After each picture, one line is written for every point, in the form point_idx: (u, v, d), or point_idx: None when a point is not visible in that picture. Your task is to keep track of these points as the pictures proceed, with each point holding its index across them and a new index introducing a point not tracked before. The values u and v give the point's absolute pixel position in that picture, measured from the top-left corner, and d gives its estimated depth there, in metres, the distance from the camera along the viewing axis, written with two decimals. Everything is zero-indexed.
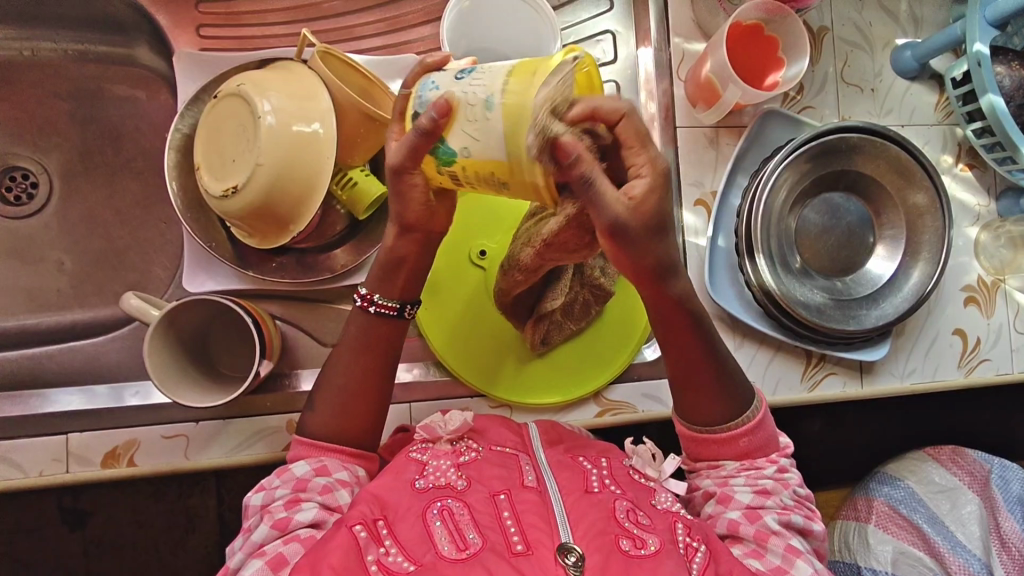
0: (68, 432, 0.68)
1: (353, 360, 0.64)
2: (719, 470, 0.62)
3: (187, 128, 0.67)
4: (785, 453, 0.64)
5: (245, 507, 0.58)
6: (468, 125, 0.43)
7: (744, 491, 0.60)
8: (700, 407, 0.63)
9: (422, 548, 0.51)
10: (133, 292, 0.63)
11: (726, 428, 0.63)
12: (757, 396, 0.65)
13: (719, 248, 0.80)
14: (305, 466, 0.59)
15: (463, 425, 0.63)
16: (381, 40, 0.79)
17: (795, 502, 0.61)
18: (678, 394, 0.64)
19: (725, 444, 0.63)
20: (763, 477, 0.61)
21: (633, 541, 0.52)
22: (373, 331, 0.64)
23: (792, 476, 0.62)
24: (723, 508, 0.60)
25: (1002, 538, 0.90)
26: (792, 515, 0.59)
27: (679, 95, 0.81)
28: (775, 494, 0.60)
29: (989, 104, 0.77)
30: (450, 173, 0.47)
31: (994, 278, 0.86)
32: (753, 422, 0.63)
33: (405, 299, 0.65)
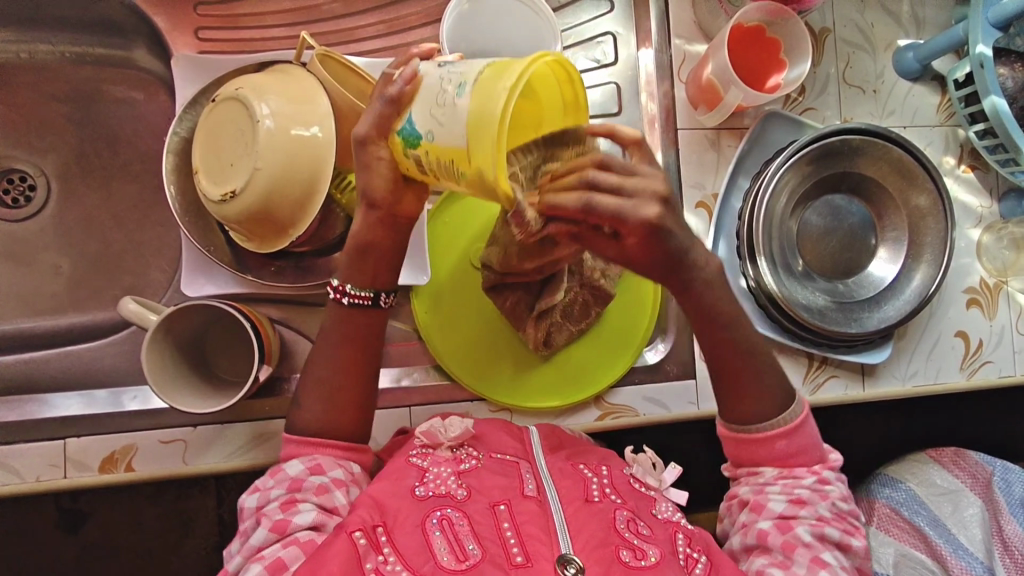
0: (65, 437, 0.68)
1: (333, 352, 0.63)
2: (758, 476, 0.61)
3: (185, 131, 0.66)
4: (826, 462, 0.62)
5: (240, 509, 0.58)
6: (436, 107, 0.44)
7: (778, 499, 0.59)
8: (740, 406, 0.62)
9: (421, 557, 0.51)
10: (131, 297, 0.63)
11: (766, 429, 0.61)
12: (797, 397, 0.63)
13: (720, 249, 0.80)
14: (298, 465, 0.58)
15: (464, 432, 0.62)
16: (381, 42, 0.79)
17: (833, 515, 0.59)
18: (724, 396, 0.63)
19: (765, 445, 0.62)
20: (801, 486, 0.60)
21: (633, 551, 0.52)
22: (350, 324, 0.63)
23: (833, 488, 0.61)
24: (755, 516, 0.59)
25: (1004, 541, 0.90)
26: (826, 527, 0.58)
27: (679, 97, 0.80)
28: (810, 504, 0.59)
29: (991, 105, 0.76)
30: (417, 157, 0.48)
31: (996, 279, 0.85)
32: (789, 426, 0.61)
33: (377, 286, 0.63)
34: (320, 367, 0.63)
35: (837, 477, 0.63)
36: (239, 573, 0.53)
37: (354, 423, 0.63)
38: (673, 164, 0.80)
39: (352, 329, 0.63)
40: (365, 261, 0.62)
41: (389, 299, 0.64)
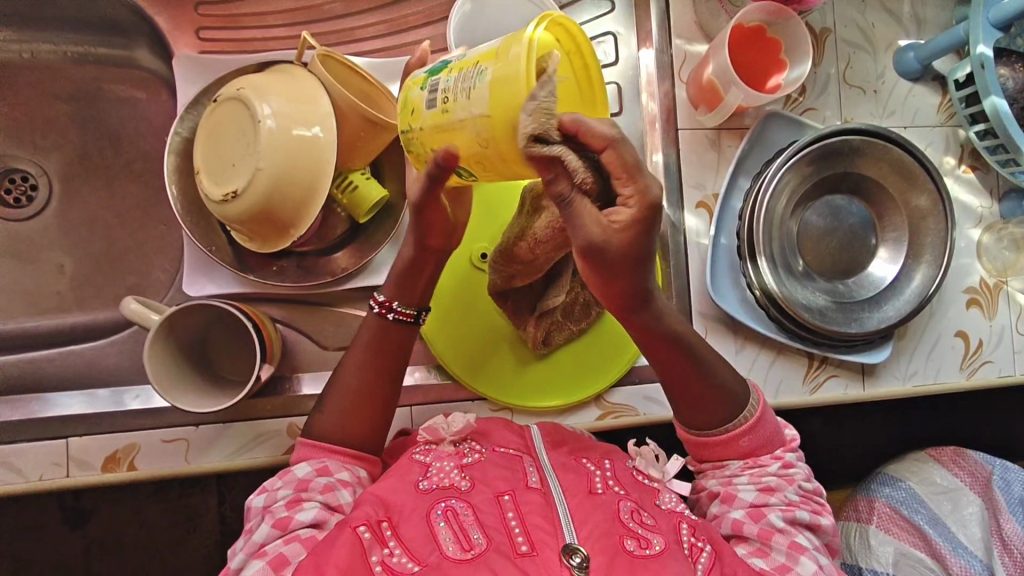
0: (67, 436, 0.68)
1: (358, 355, 0.65)
2: (724, 470, 0.62)
3: (187, 131, 0.67)
4: (790, 448, 0.63)
5: (248, 509, 0.58)
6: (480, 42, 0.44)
7: (747, 489, 0.60)
8: (697, 412, 0.63)
9: (426, 548, 0.51)
10: (133, 296, 0.63)
11: (724, 431, 0.62)
12: (753, 393, 0.64)
13: (721, 250, 0.80)
14: (306, 467, 0.59)
15: (467, 427, 0.63)
16: (382, 42, 0.79)
17: (801, 498, 0.60)
18: (680, 404, 0.63)
19: (724, 446, 0.62)
20: (767, 474, 0.60)
21: (638, 541, 0.52)
22: (379, 334, 0.65)
23: (797, 471, 0.62)
24: (727, 507, 0.60)
25: (1003, 540, 0.89)
26: (797, 510, 0.58)
27: (680, 97, 0.80)
28: (779, 491, 0.60)
29: (991, 106, 0.77)
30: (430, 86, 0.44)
31: (996, 279, 0.86)
32: (749, 423, 0.62)
33: (422, 305, 0.67)
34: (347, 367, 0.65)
35: (800, 459, 0.64)
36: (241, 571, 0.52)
37: (373, 417, 0.64)
38: (674, 164, 0.80)
39: (379, 338, 0.65)
40: (411, 280, 0.66)
41: (428, 317, 0.67)
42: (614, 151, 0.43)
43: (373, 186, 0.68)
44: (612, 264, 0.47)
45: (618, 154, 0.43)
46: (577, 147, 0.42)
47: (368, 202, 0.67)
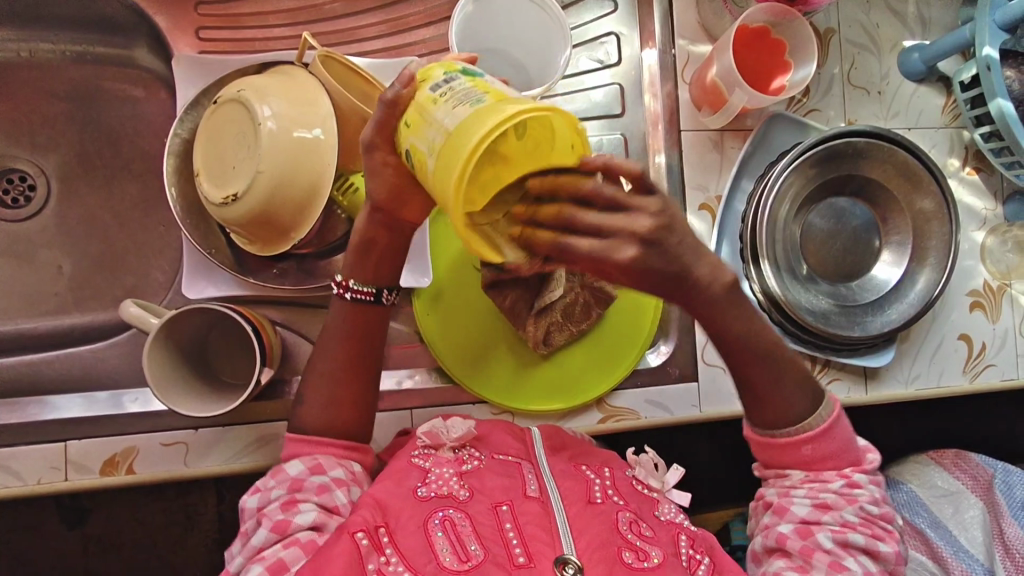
0: (66, 439, 0.68)
1: (334, 345, 0.63)
2: (785, 479, 0.60)
3: (186, 132, 0.66)
4: (861, 469, 0.60)
5: (241, 509, 0.57)
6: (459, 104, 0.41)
7: (801, 503, 0.58)
8: (768, 415, 0.60)
9: (423, 558, 0.51)
10: (132, 300, 0.62)
11: (789, 438, 0.59)
12: (829, 401, 0.60)
13: (723, 253, 0.80)
14: (299, 465, 0.58)
15: (466, 433, 0.63)
16: (383, 42, 0.78)
17: (861, 520, 0.57)
18: (749, 405, 0.60)
19: (789, 453, 0.60)
20: (826, 490, 0.58)
21: (635, 553, 0.52)
22: (352, 318, 0.64)
23: (864, 491, 0.59)
24: (778, 519, 0.59)
25: (1005, 544, 0.88)
26: (850, 533, 0.57)
27: (684, 99, 0.80)
28: (835, 509, 0.58)
29: (997, 108, 0.76)
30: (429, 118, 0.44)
31: (999, 282, 0.85)
32: (815, 430, 0.59)
33: (381, 283, 0.64)
34: (329, 360, 0.63)
35: (873, 482, 0.60)
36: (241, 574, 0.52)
37: (361, 409, 0.63)
38: (676, 165, 0.79)
39: (351, 324, 0.63)
40: (366, 260, 0.63)
41: (392, 296, 0.65)
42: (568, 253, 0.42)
43: None
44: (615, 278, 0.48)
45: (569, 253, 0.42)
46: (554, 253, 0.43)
47: None
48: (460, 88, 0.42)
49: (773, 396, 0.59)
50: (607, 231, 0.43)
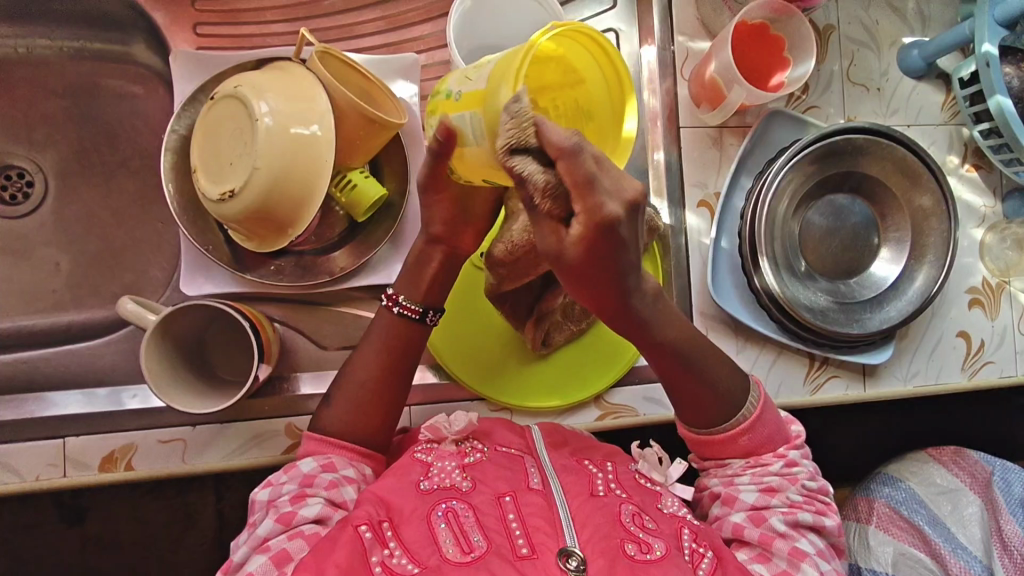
0: (64, 436, 0.68)
1: (370, 355, 0.64)
2: (726, 469, 0.61)
3: (184, 129, 0.66)
4: (794, 445, 0.62)
5: (252, 502, 0.57)
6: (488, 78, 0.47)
7: (749, 491, 0.59)
8: (697, 411, 0.61)
9: (427, 550, 0.51)
10: (129, 296, 0.62)
11: (723, 430, 0.61)
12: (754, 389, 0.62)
13: (722, 250, 0.80)
14: (311, 463, 0.59)
15: (468, 426, 0.63)
16: (382, 38, 0.78)
17: (804, 498, 0.60)
18: (677, 401, 0.61)
19: (725, 445, 0.61)
20: (768, 474, 0.60)
21: (639, 545, 0.52)
22: (392, 333, 0.65)
23: (801, 470, 0.61)
24: (728, 509, 0.60)
25: (1003, 540, 0.89)
26: (799, 512, 0.58)
27: (683, 95, 0.80)
28: (781, 492, 0.59)
29: (996, 105, 0.76)
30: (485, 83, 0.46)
31: (998, 280, 0.85)
32: (748, 420, 0.61)
33: (427, 303, 0.66)
34: (355, 369, 0.64)
35: (806, 457, 0.63)
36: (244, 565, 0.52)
37: (381, 408, 0.64)
38: (675, 162, 0.79)
39: (391, 335, 0.65)
40: (419, 276, 0.66)
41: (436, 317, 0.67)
42: (569, 163, 0.38)
43: (372, 183, 0.68)
44: (571, 272, 0.44)
45: (570, 168, 0.39)
46: (537, 160, 0.39)
47: (367, 199, 0.67)
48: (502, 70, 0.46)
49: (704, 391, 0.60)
50: (609, 172, 0.40)
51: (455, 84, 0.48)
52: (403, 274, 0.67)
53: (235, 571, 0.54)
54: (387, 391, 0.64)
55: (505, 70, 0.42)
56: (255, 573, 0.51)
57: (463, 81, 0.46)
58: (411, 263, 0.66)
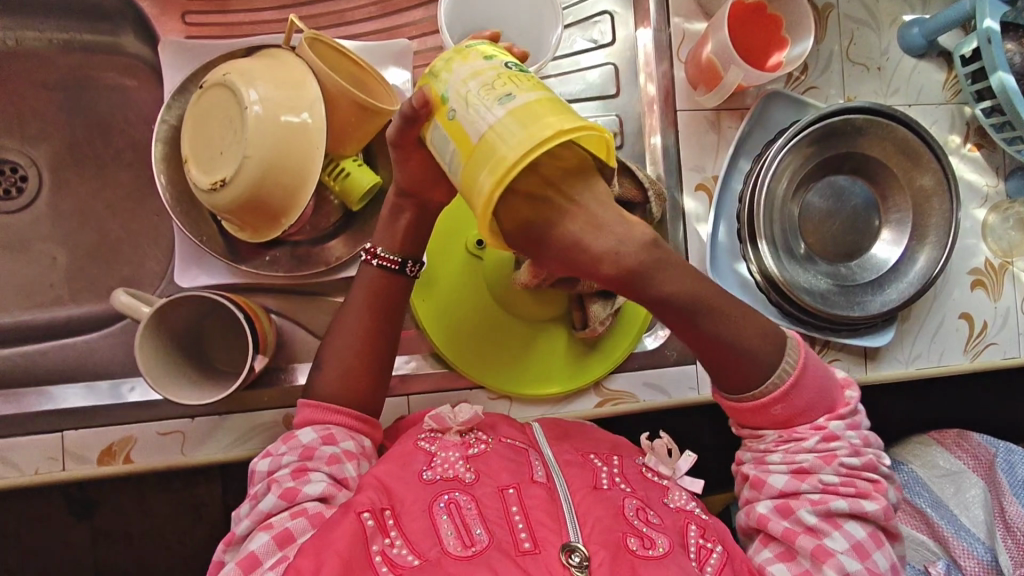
0: (63, 429, 0.68)
1: (350, 341, 0.63)
2: (759, 442, 0.58)
3: (174, 119, 0.66)
4: (836, 415, 0.57)
5: (252, 472, 0.58)
6: (487, 88, 0.42)
7: (778, 475, 0.57)
8: (729, 377, 0.55)
9: (427, 541, 0.51)
10: (122, 288, 0.62)
11: (755, 396, 0.56)
12: (791, 350, 0.56)
13: (720, 235, 0.79)
14: (311, 433, 0.59)
15: (474, 418, 0.62)
16: (375, 25, 0.77)
17: (842, 479, 0.56)
18: (710, 367, 0.55)
19: (759, 413, 0.56)
20: (802, 452, 0.56)
21: (641, 540, 0.52)
22: (374, 286, 0.64)
23: (842, 445, 0.56)
24: (757, 494, 0.58)
25: (1006, 523, 0.87)
26: (833, 501, 0.55)
27: (679, 78, 0.79)
28: (814, 474, 0.56)
29: (998, 82, 0.75)
30: (483, 84, 0.42)
31: (1001, 260, 0.84)
32: (782, 387, 0.55)
33: (406, 254, 0.65)
34: (344, 329, 0.64)
35: (851, 426, 0.58)
36: (247, 540, 0.53)
37: (366, 391, 0.63)
38: (673, 147, 0.78)
39: (375, 292, 0.64)
40: (395, 227, 0.64)
41: (417, 268, 0.66)
42: None
43: (365, 173, 0.67)
44: None
45: None
46: None
47: (360, 188, 0.66)
48: (504, 88, 0.42)
49: (732, 353, 0.54)
50: None
51: (455, 84, 0.44)
52: (380, 225, 0.65)
53: (237, 543, 0.54)
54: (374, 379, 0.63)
55: (495, 145, 0.40)
56: (259, 549, 0.51)
57: (464, 96, 0.43)
58: (385, 213, 0.64)
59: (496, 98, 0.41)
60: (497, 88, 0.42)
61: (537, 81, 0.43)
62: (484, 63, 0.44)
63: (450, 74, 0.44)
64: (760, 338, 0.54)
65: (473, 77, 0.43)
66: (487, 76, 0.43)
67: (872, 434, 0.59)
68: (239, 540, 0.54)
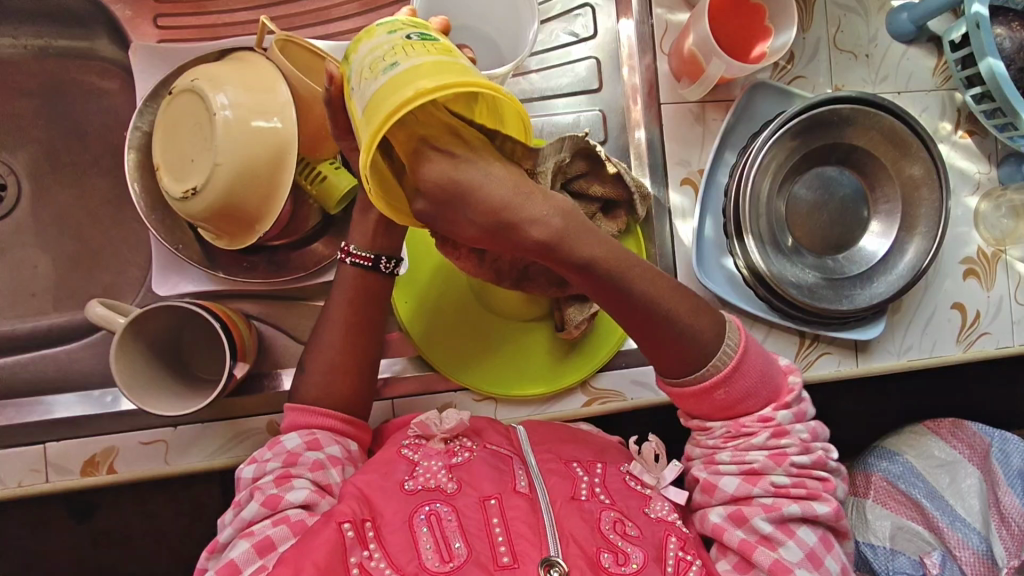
0: (45, 441, 0.67)
1: (329, 349, 0.63)
2: (708, 434, 0.59)
3: (147, 125, 0.65)
4: (782, 405, 0.58)
5: (237, 479, 0.58)
6: (383, 55, 0.42)
7: (730, 478, 0.56)
8: (673, 361, 0.56)
9: (406, 555, 0.51)
10: (97, 299, 0.61)
11: (697, 381, 0.56)
12: (734, 335, 0.57)
13: (707, 230, 0.77)
14: (296, 439, 0.59)
15: (459, 424, 0.61)
16: (351, 23, 0.76)
17: (794, 479, 0.55)
18: (652, 351, 0.57)
19: (702, 399, 0.57)
20: (752, 451, 0.56)
21: (615, 556, 0.52)
22: (351, 285, 0.64)
23: (791, 443, 0.56)
24: (709, 500, 0.57)
25: (1001, 513, 0.88)
26: (785, 506, 0.55)
27: (663, 70, 0.77)
28: (765, 476, 0.55)
29: (988, 68, 0.74)
30: (379, 52, 0.42)
31: (994, 249, 0.83)
32: (723, 372, 0.56)
33: (380, 250, 0.64)
34: (324, 332, 0.64)
35: (799, 420, 0.58)
36: (228, 548, 0.53)
37: (345, 398, 0.62)
38: (657, 140, 0.77)
39: (353, 291, 0.64)
40: (367, 218, 0.64)
41: (391, 264, 0.65)
42: None
43: (343, 176, 0.66)
44: None
45: None
46: None
47: (338, 192, 0.65)
48: (395, 53, 0.42)
49: (672, 338, 0.55)
50: None
51: (358, 64, 0.44)
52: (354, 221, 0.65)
53: (220, 552, 0.54)
54: (355, 386, 0.63)
55: (383, 108, 0.40)
56: (238, 558, 0.50)
57: (363, 71, 0.43)
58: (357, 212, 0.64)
59: (381, 68, 0.41)
60: (392, 54, 0.42)
61: (437, 45, 0.43)
62: (384, 34, 0.44)
63: (356, 55, 0.45)
64: (697, 326, 0.56)
65: (372, 49, 0.43)
66: (382, 44, 0.43)
67: (819, 427, 0.59)
68: (222, 548, 0.54)
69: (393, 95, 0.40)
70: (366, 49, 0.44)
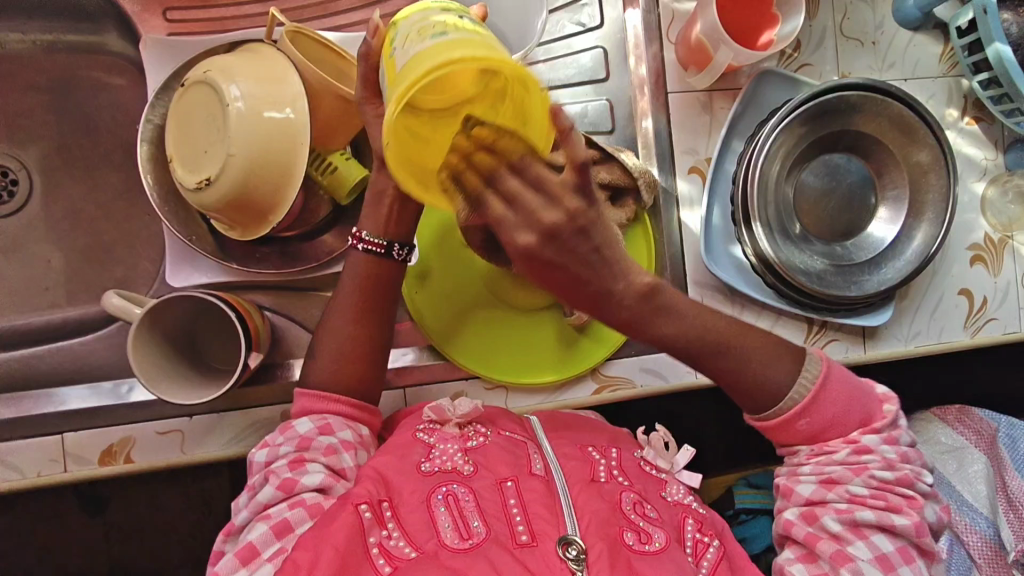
0: (62, 432, 0.68)
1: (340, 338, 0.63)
2: (794, 456, 0.58)
3: (159, 118, 0.65)
4: (869, 428, 0.57)
5: (251, 463, 0.58)
6: (431, 27, 0.42)
7: (807, 482, 0.56)
8: (756, 394, 0.58)
9: (426, 534, 0.51)
10: (114, 290, 0.62)
11: (777, 415, 0.57)
12: (814, 363, 0.58)
13: (715, 217, 0.78)
14: (308, 423, 0.59)
15: (473, 411, 0.63)
16: (358, 16, 0.76)
17: (872, 491, 0.55)
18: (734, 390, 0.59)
19: (784, 429, 0.58)
20: (831, 463, 0.56)
21: (637, 535, 0.53)
22: (364, 272, 0.64)
23: (874, 458, 0.56)
24: (786, 503, 0.58)
25: (1008, 497, 0.87)
26: (859, 511, 0.54)
27: (670, 60, 0.77)
28: (841, 484, 0.55)
29: (995, 53, 0.74)
30: (431, 23, 0.42)
31: (1001, 235, 0.83)
32: (800, 405, 0.57)
33: (393, 238, 0.64)
34: (335, 317, 0.64)
35: (889, 442, 0.57)
36: (245, 531, 0.53)
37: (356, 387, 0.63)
38: (665, 129, 0.78)
39: (365, 276, 0.64)
40: (379, 210, 0.64)
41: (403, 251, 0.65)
42: None
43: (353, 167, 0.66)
44: None
45: None
46: None
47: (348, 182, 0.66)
48: (446, 27, 0.41)
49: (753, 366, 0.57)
50: None
51: (403, 32, 0.44)
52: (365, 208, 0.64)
53: (235, 535, 0.55)
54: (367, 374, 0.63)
55: (419, 67, 0.39)
56: (256, 540, 0.51)
57: (408, 37, 0.43)
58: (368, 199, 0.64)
59: (428, 33, 0.41)
60: (444, 26, 0.41)
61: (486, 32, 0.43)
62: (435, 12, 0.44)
63: (406, 21, 0.45)
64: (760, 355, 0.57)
65: (422, 21, 0.43)
66: (436, 18, 0.43)
67: (912, 450, 0.57)
68: (238, 530, 0.55)
69: (433, 57, 0.39)
70: (415, 21, 0.44)
